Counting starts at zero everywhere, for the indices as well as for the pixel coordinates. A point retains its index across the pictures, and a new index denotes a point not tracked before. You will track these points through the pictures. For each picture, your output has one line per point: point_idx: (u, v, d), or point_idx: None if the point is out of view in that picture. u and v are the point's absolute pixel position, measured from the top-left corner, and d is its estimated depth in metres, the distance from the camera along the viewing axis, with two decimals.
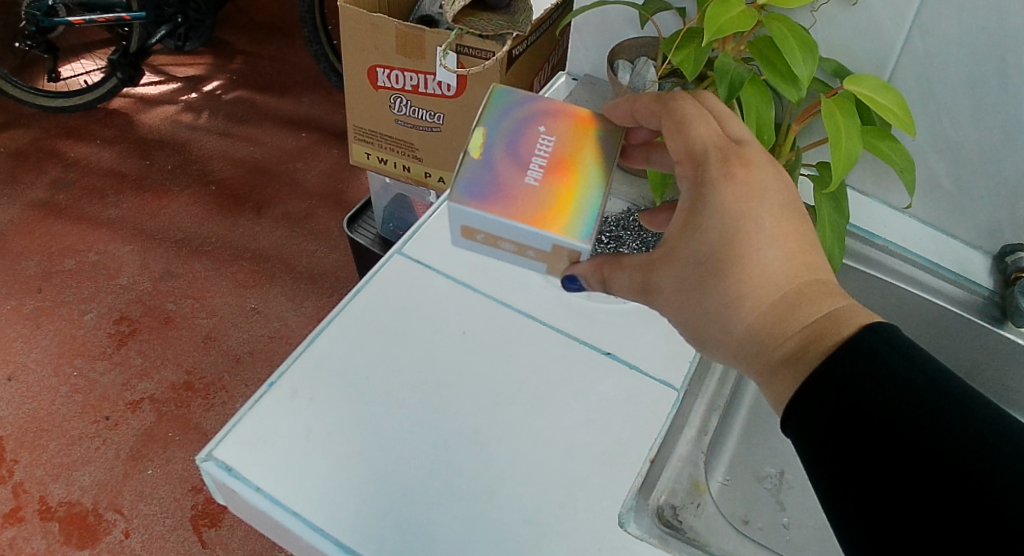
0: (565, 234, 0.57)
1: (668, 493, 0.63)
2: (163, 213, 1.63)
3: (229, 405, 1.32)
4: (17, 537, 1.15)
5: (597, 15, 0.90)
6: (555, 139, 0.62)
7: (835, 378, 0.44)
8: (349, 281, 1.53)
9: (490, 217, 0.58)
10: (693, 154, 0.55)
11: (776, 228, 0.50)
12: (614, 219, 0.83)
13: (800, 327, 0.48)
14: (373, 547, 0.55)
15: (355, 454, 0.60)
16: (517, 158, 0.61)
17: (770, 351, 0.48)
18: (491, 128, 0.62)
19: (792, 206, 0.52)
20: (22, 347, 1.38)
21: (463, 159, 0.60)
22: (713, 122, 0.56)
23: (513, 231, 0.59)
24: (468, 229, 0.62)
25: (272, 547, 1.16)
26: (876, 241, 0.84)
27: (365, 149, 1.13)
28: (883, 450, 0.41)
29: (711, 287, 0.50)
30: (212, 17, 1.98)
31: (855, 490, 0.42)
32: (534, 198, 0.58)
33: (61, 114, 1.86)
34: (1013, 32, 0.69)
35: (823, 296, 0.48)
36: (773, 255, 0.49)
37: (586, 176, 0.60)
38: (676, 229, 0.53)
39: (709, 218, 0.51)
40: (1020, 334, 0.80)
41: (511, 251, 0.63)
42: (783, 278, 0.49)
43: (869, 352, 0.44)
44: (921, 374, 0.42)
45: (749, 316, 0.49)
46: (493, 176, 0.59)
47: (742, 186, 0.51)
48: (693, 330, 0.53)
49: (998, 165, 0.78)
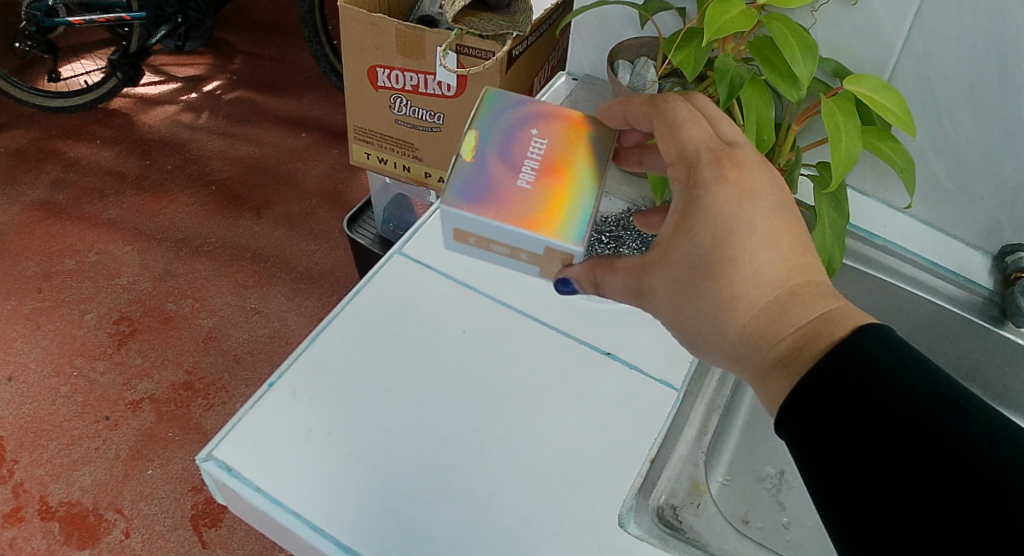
0: (558, 236, 0.57)
1: (668, 493, 0.63)
2: (163, 213, 1.63)
3: (229, 405, 1.32)
4: (17, 538, 1.15)
5: (598, 15, 0.90)
6: (547, 142, 0.63)
7: (830, 379, 0.44)
8: (349, 281, 1.53)
9: (483, 220, 0.58)
10: (685, 157, 0.56)
11: (770, 230, 0.50)
12: (614, 219, 0.83)
13: (793, 328, 0.48)
14: (372, 546, 0.55)
15: (353, 454, 0.60)
16: (509, 161, 0.61)
17: (764, 353, 0.49)
18: (483, 131, 0.62)
19: (785, 206, 0.52)
20: (22, 347, 1.38)
21: (455, 162, 0.60)
22: (705, 124, 0.57)
23: (505, 234, 0.59)
24: (461, 231, 0.62)
25: (272, 547, 1.16)
26: (877, 241, 0.85)
27: (365, 149, 1.13)
28: (878, 450, 0.41)
29: (705, 289, 0.50)
30: (211, 17, 1.98)
31: (850, 491, 0.42)
32: (527, 201, 0.58)
33: (61, 114, 1.86)
34: (1013, 31, 0.69)
35: (816, 297, 0.49)
36: (767, 256, 0.50)
37: (579, 179, 0.60)
38: (669, 231, 0.53)
39: (702, 220, 0.51)
40: (1020, 334, 0.80)
41: (504, 254, 0.63)
42: (777, 279, 0.49)
43: (863, 352, 0.44)
44: (915, 375, 0.42)
45: (743, 317, 0.49)
46: (486, 179, 0.59)
47: (736, 188, 0.51)
48: (686, 333, 0.53)
49: (998, 165, 0.78)
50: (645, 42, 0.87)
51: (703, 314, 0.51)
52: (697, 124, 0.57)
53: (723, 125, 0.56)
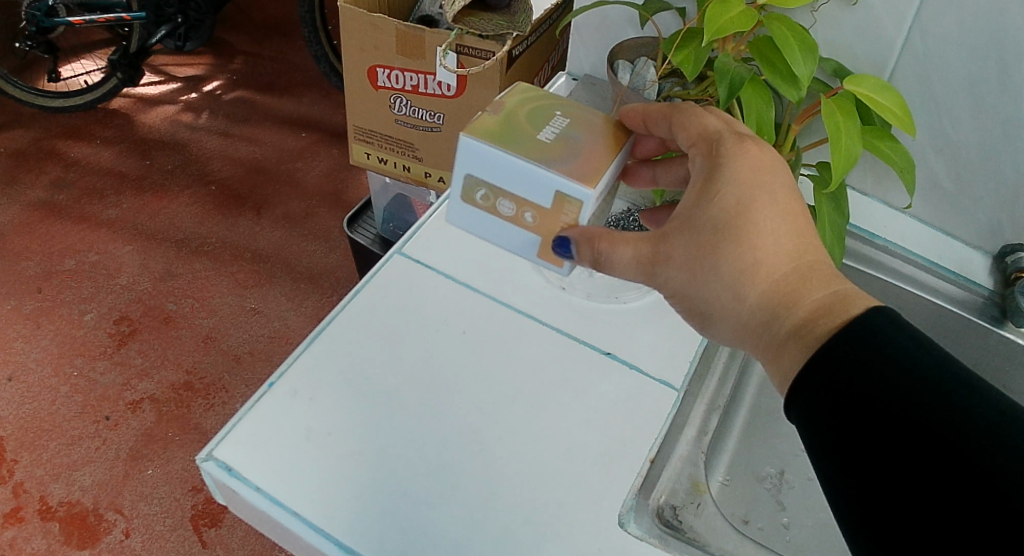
0: (572, 177, 0.54)
1: (668, 493, 0.62)
2: (163, 213, 1.63)
3: (229, 405, 1.32)
4: (17, 538, 1.15)
5: (597, 15, 0.90)
6: (569, 114, 0.62)
7: (841, 356, 0.44)
8: (349, 281, 1.53)
9: (496, 156, 0.56)
10: (706, 136, 0.57)
11: (787, 204, 0.52)
12: (614, 217, 0.82)
13: (811, 300, 0.48)
14: (373, 547, 0.55)
15: (358, 453, 0.60)
16: (532, 120, 0.60)
17: (779, 324, 0.49)
18: (510, 97, 0.62)
19: (796, 191, 0.53)
20: (22, 347, 1.38)
21: (481, 112, 0.60)
22: (722, 116, 0.59)
23: (518, 176, 0.56)
24: (470, 183, 0.59)
25: (272, 547, 1.16)
26: (877, 241, 0.84)
27: (365, 149, 1.13)
28: (887, 420, 0.41)
29: (727, 252, 0.50)
30: (211, 17, 1.98)
31: (856, 472, 0.42)
32: (545, 148, 0.56)
33: (61, 114, 1.86)
34: (1013, 30, 0.69)
35: (829, 277, 0.49)
36: (785, 228, 0.51)
37: (599, 144, 0.58)
38: (690, 200, 0.53)
39: (726, 186, 0.52)
40: (1020, 334, 0.81)
41: (509, 216, 0.59)
42: (792, 252, 0.50)
43: (875, 329, 0.44)
44: (926, 354, 0.42)
45: (762, 283, 0.50)
46: (508, 127, 0.58)
47: (757, 161, 0.53)
48: (704, 298, 0.52)
49: (999, 165, 0.78)
50: (645, 42, 0.86)
51: (724, 278, 0.50)
52: (715, 116, 0.58)
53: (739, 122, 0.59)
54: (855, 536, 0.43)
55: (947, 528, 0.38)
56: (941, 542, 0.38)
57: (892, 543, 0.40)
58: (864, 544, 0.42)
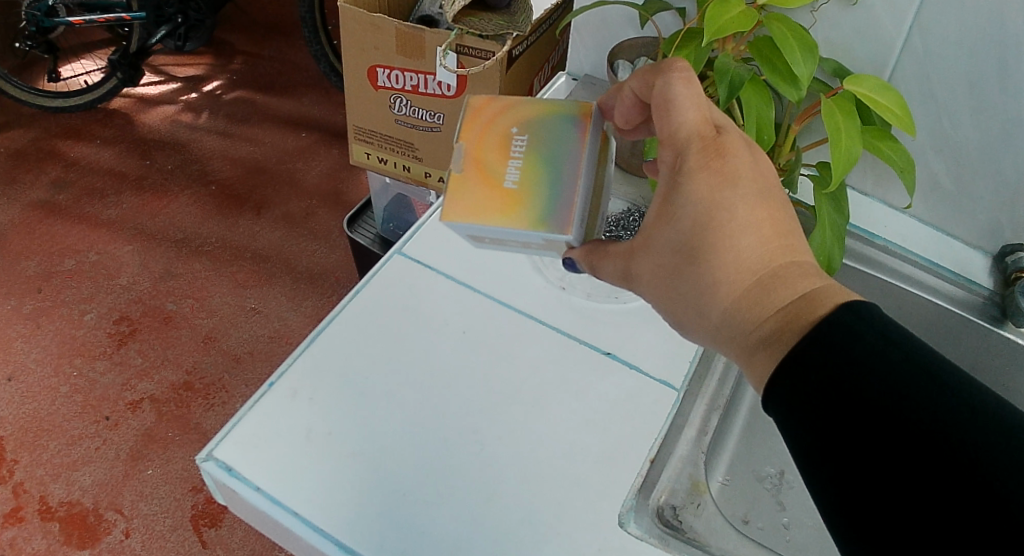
0: (551, 228, 0.55)
1: (668, 493, 0.62)
2: (163, 213, 1.63)
3: (229, 405, 1.32)
4: (18, 538, 1.16)
5: (597, 15, 0.90)
6: (527, 136, 0.61)
7: (815, 360, 0.42)
8: (349, 281, 1.53)
9: (478, 228, 0.57)
10: (675, 142, 0.51)
11: (750, 216, 0.47)
12: (613, 219, 0.82)
13: (774, 310, 0.45)
14: (371, 546, 0.56)
15: (349, 454, 0.60)
16: (496, 162, 0.59)
17: (747, 335, 0.46)
18: (466, 136, 0.61)
19: (767, 192, 0.49)
20: (22, 347, 1.38)
21: (448, 178, 0.59)
22: (701, 107, 0.51)
23: (506, 234, 0.58)
24: (470, 236, 0.61)
25: (273, 547, 1.16)
26: (877, 242, 0.85)
27: (365, 149, 1.13)
28: (867, 421, 0.39)
29: (690, 275, 0.48)
30: (211, 17, 1.97)
31: (840, 475, 0.40)
32: (520, 200, 0.57)
33: (61, 114, 1.86)
34: (1014, 31, 0.69)
35: (797, 278, 0.46)
36: (748, 242, 0.47)
37: (564, 167, 0.59)
38: (652, 218, 0.51)
39: (683, 206, 0.49)
40: (1020, 334, 0.80)
41: (515, 247, 0.62)
42: (757, 263, 0.47)
43: (846, 328, 0.42)
44: (898, 349, 0.40)
45: (726, 301, 0.47)
46: (478, 188, 0.58)
47: (716, 176, 0.48)
48: (673, 314, 0.51)
49: (999, 165, 0.78)
50: (646, 42, 0.87)
51: (688, 298, 0.49)
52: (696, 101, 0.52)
53: (711, 105, 0.52)
54: (840, 534, 0.41)
55: (940, 541, 0.36)
56: (930, 543, 0.36)
57: (882, 544, 0.38)
58: (849, 544, 0.40)
